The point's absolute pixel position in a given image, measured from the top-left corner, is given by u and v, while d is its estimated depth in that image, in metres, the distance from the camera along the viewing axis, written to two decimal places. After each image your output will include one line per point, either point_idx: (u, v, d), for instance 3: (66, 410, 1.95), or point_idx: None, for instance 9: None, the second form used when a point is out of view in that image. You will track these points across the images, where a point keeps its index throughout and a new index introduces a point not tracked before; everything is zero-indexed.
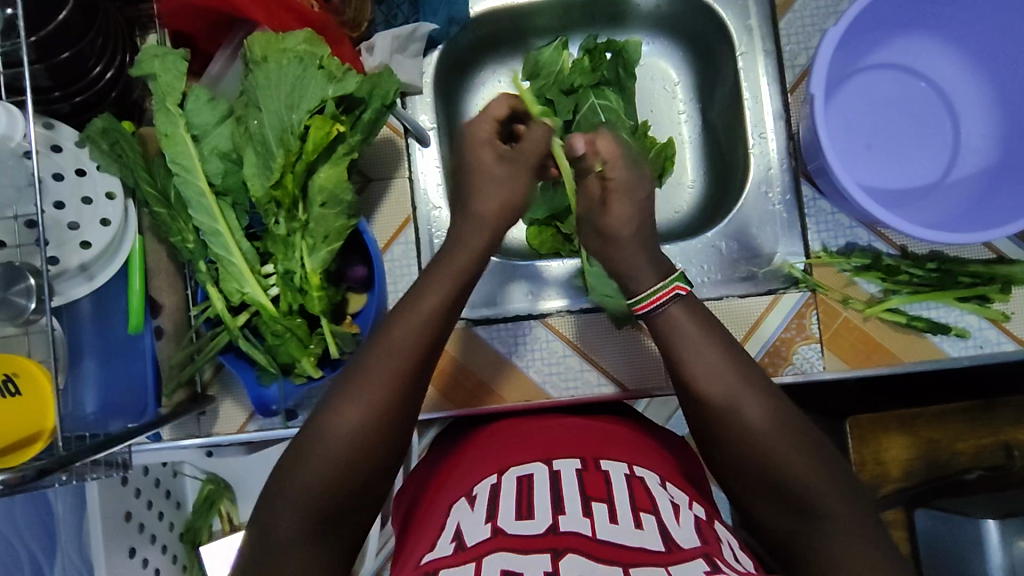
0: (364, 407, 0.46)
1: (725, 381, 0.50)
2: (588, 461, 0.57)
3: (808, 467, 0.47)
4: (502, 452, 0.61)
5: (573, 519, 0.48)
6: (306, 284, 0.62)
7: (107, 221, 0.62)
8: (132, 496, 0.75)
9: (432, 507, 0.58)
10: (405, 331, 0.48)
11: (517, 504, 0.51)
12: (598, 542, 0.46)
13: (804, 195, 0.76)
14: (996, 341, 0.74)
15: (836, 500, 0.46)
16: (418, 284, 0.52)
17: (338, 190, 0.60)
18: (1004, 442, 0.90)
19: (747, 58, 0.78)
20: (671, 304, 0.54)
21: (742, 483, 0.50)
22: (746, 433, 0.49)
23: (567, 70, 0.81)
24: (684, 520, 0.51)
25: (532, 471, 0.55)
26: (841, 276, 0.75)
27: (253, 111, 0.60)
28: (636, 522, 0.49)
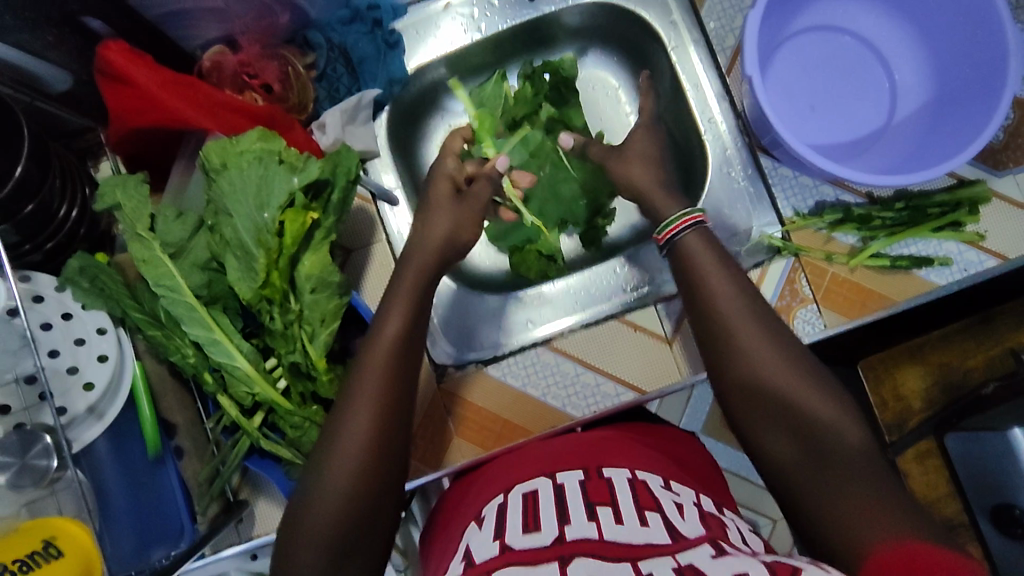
0: (374, 415, 0.51)
1: (722, 300, 0.54)
2: (591, 470, 0.59)
3: (778, 362, 0.51)
4: (506, 475, 0.64)
5: (578, 526, 0.49)
6: (313, 370, 0.63)
7: (104, 357, 0.62)
8: None
9: (448, 534, 0.60)
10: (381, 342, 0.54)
11: (524, 518, 0.52)
12: (605, 543, 0.47)
13: (765, 167, 0.79)
14: (977, 261, 0.76)
15: (807, 396, 0.49)
16: (388, 303, 0.57)
17: (326, 273, 0.61)
18: (1009, 348, 0.94)
19: (679, 51, 0.81)
20: (694, 229, 0.59)
21: (722, 387, 0.53)
22: (748, 355, 0.51)
23: (512, 100, 0.83)
24: (688, 515, 0.52)
25: (537, 487, 0.58)
26: (819, 235, 0.77)
27: (223, 218, 0.60)
28: (642, 520, 0.49)
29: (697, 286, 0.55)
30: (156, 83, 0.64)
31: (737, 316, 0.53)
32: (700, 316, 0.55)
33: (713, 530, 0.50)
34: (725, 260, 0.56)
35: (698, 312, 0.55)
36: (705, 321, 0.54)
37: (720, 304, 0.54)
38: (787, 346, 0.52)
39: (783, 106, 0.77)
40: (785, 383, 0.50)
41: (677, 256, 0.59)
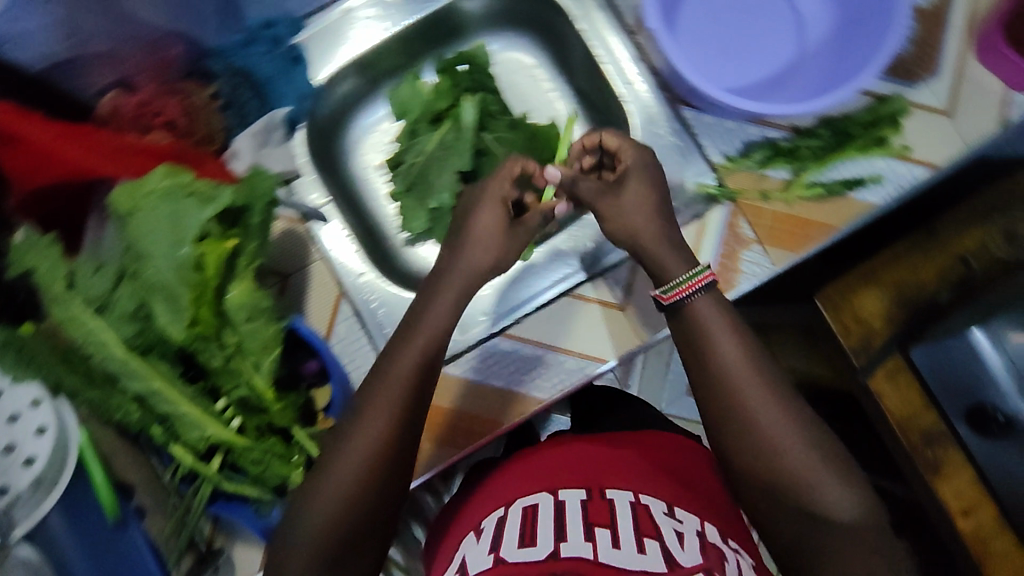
0: (364, 452, 0.56)
1: (727, 359, 0.60)
2: (592, 491, 0.73)
3: (782, 427, 0.58)
4: (513, 488, 0.78)
5: (573, 545, 0.63)
6: (263, 402, 0.61)
7: (43, 428, 0.59)
8: None
9: (456, 531, 0.80)
10: (389, 393, 0.58)
11: (520, 534, 0.66)
12: (600, 565, 0.61)
13: (688, 118, 0.79)
14: (909, 173, 0.77)
15: (812, 468, 0.57)
16: (396, 348, 0.61)
17: (257, 300, 0.59)
18: (958, 254, 0.99)
19: (586, 20, 0.81)
20: (702, 291, 0.63)
21: (720, 436, 0.60)
22: (751, 412, 0.58)
23: (430, 96, 0.85)
24: (687, 544, 0.66)
25: (538, 502, 0.72)
26: (752, 175, 0.77)
27: (142, 262, 0.57)
28: (641, 547, 0.64)
29: (704, 351, 0.61)
30: (50, 139, 0.63)
31: (742, 377, 0.59)
32: (703, 369, 0.61)
33: (708, 559, 0.64)
34: (730, 326, 0.61)
35: (699, 361, 0.61)
36: (699, 366, 0.61)
37: (724, 363, 0.60)
38: (787, 405, 0.59)
39: (694, 56, 0.78)
40: (789, 446, 0.58)
41: (686, 323, 0.63)
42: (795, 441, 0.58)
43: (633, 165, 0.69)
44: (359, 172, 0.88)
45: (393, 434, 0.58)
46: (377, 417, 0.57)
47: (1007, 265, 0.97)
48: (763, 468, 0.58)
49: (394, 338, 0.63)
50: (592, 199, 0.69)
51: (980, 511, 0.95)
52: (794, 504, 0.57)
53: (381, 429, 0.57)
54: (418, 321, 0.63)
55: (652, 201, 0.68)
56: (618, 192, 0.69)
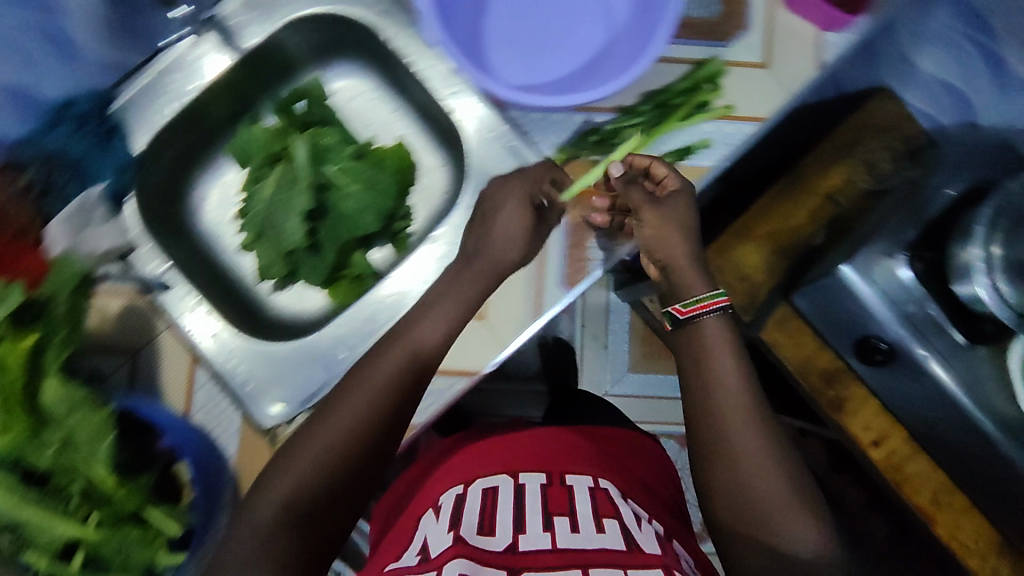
0: (354, 416, 0.63)
1: (722, 379, 0.67)
2: (555, 478, 0.85)
3: (768, 467, 0.64)
4: (474, 467, 0.90)
5: (530, 536, 0.74)
6: (105, 491, 0.60)
7: None
8: None
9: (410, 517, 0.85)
10: (367, 381, 0.64)
11: (479, 520, 0.77)
12: (559, 553, 0.70)
13: (516, 117, 0.81)
14: (735, 131, 0.79)
15: (783, 504, 0.63)
16: (385, 350, 0.66)
17: (73, 391, 0.60)
18: (826, 193, 1.01)
19: (401, 37, 0.80)
20: (716, 313, 0.68)
21: (699, 447, 0.67)
22: (735, 436, 0.65)
23: (265, 138, 0.84)
24: (645, 528, 0.77)
25: (498, 484, 0.84)
26: (585, 162, 0.79)
27: None
28: (599, 526, 0.74)
29: (705, 378, 0.67)
30: None
31: (728, 404, 0.66)
32: (699, 385, 0.67)
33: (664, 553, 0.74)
34: (733, 357, 0.68)
35: (698, 373, 0.68)
36: (694, 379, 0.68)
37: (719, 382, 0.66)
38: (774, 446, 0.65)
39: (509, 58, 0.78)
40: (767, 493, 0.63)
41: (694, 339, 0.68)
42: (760, 472, 0.64)
43: (678, 189, 0.72)
44: (208, 231, 0.87)
45: (368, 425, 0.63)
46: (357, 400, 0.63)
47: (869, 193, 1.00)
48: (743, 493, 0.64)
49: (370, 354, 0.67)
50: (639, 203, 0.71)
51: (892, 438, 1.01)
52: (752, 521, 0.64)
53: (359, 405, 0.63)
54: (410, 330, 0.67)
55: (685, 225, 0.71)
56: (655, 200, 0.71)
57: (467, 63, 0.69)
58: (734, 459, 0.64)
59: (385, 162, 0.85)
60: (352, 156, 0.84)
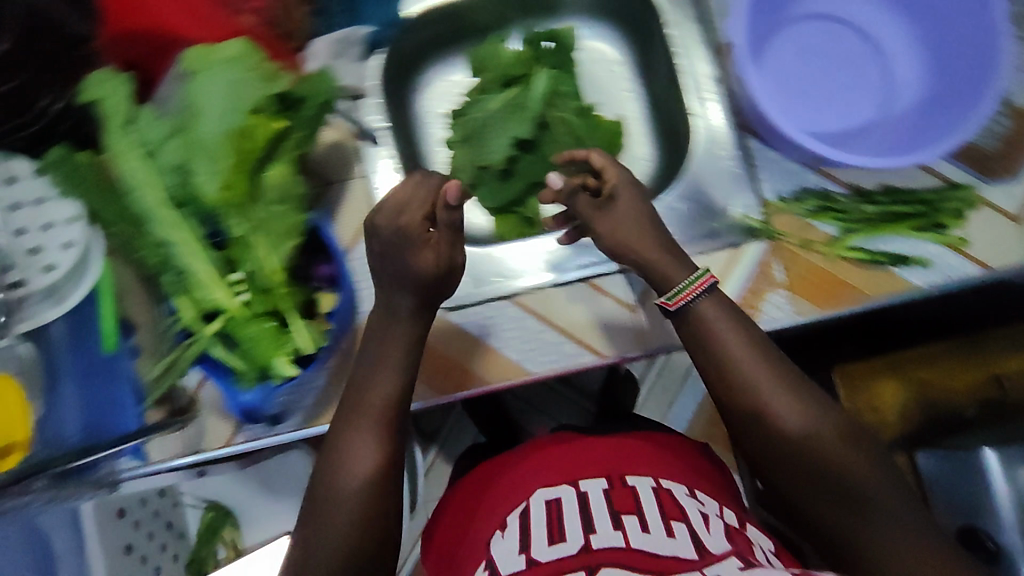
0: (366, 445, 0.62)
1: (740, 358, 0.64)
2: (614, 479, 0.73)
3: (804, 406, 0.63)
4: (527, 484, 0.77)
5: (603, 535, 0.61)
6: (268, 283, 0.64)
7: (68, 243, 0.66)
8: (130, 529, 0.86)
9: (476, 529, 0.75)
10: (376, 403, 0.64)
11: (548, 530, 0.64)
12: (633, 550, 0.59)
13: (752, 148, 0.78)
14: (959, 265, 0.74)
15: (846, 454, 0.60)
16: (376, 376, 0.65)
17: (290, 187, 0.64)
18: (994, 374, 0.91)
19: (681, 27, 0.79)
20: (703, 292, 0.67)
21: (740, 423, 0.65)
22: (772, 406, 0.63)
23: (505, 60, 0.86)
24: (712, 526, 0.65)
25: (561, 494, 0.71)
26: (798, 221, 0.76)
27: (196, 118, 0.61)
28: (669, 531, 0.62)
29: (722, 368, 0.65)
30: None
31: (754, 375, 0.64)
32: (723, 382, 0.65)
33: (736, 545, 0.63)
34: (732, 321, 0.66)
35: (710, 356, 0.65)
36: (711, 363, 0.65)
37: (740, 366, 0.64)
38: (818, 403, 0.63)
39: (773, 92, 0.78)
40: (815, 435, 0.61)
41: (694, 327, 0.66)
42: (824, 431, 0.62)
43: (621, 183, 0.72)
44: (421, 115, 0.91)
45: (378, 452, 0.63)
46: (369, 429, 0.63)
47: None
48: (784, 458, 0.62)
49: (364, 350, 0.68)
50: (588, 214, 0.71)
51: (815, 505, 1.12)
52: (831, 489, 0.60)
53: (374, 441, 0.63)
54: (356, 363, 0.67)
55: (645, 215, 0.71)
56: (604, 208, 0.71)
57: (750, 72, 0.69)
58: (775, 432, 0.62)
59: (601, 127, 0.86)
60: (574, 111, 0.85)
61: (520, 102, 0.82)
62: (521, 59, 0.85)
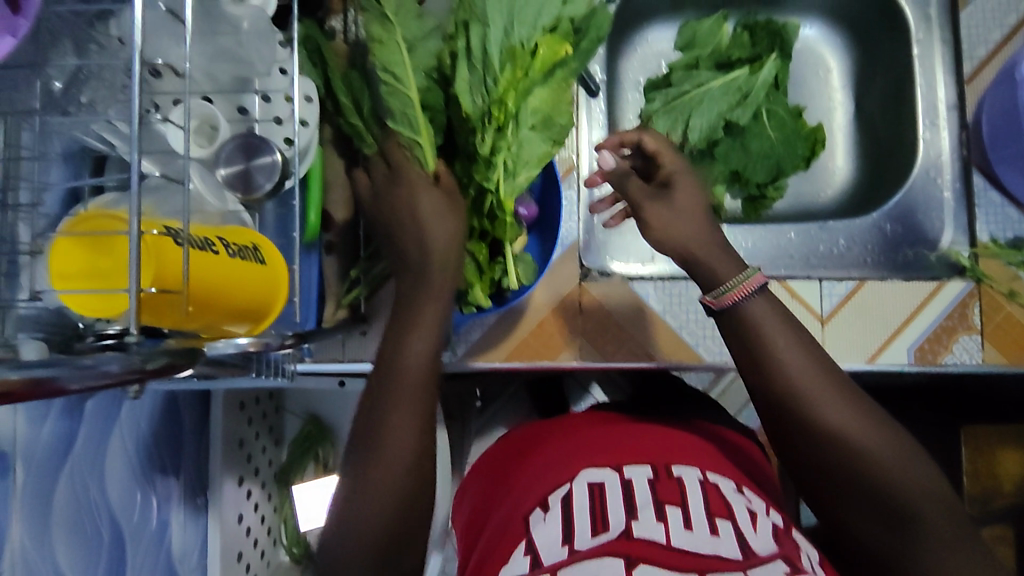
0: (405, 402, 0.51)
1: (789, 361, 0.51)
2: (659, 468, 0.56)
3: (867, 423, 0.49)
4: (549, 472, 0.59)
5: (646, 525, 0.48)
6: (498, 210, 0.62)
7: (303, 122, 0.60)
8: (245, 424, 0.77)
9: (497, 518, 0.58)
10: (414, 357, 0.53)
11: (590, 518, 0.49)
12: (671, 550, 0.45)
13: (976, 185, 0.75)
14: None
15: (911, 479, 0.48)
16: (410, 325, 0.55)
17: (554, 112, 0.60)
18: None
19: (924, 45, 0.78)
20: (758, 292, 0.54)
21: (785, 439, 0.52)
22: (824, 421, 0.50)
23: (725, 45, 0.82)
24: (761, 528, 0.50)
25: (604, 478, 0.55)
26: (1007, 270, 0.73)
27: (472, 24, 0.56)
28: (712, 528, 0.48)
29: (767, 369, 0.52)
30: None
31: (806, 385, 0.51)
32: (768, 394, 0.52)
33: (785, 548, 0.49)
34: (785, 321, 0.53)
35: (754, 359, 0.52)
36: (755, 368, 0.52)
37: (790, 376, 0.51)
38: (879, 419, 0.50)
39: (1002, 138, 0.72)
40: (867, 454, 0.48)
41: (739, 327, 0.53)
42: (889, 447, 0.49)
43: (679, 171, 0.62)
44: (626, 75, 0.87)
45: (422, 402, 0.52)
46: (407, 398, 0.51)
47: None
48: (835, 476, 0.49)
49: (403, 298, 0.57)
50: (638, 201, 0.62)
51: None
52: (886, 518, 0.48)
53: (409, 409, 0.51)
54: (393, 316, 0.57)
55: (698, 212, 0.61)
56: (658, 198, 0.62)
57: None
58: (826, 441, 0.49)
59: (807, 133, 0.80)
60: (787, 109, 0.80)
61: (743, 91, 0.79)
62: (742, 43, 0.81)
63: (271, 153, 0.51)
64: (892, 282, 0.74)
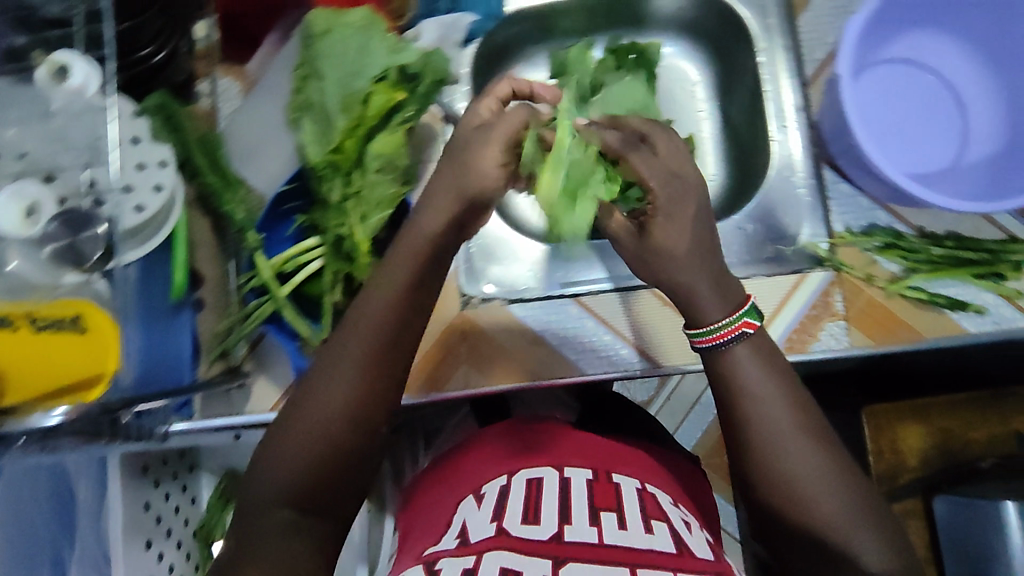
0: (327, 456, 0.52)
1: (760, 405, 0.55)
2: (599, 472, 0.63)
3: (824, 468, 0.53)
4: (503, 458, 0.67)
5: (579, 529, 0.54)
6: (354, 251, 0.63)
7: (159, 187, 0.62)
8: (152, 487, 0.75)
9: (444, 500, 0.65)
10: (332, 417, 0.53)
11: (522, 510, 0.57)
12: (603, 547, 0.53)
13: (826, 179, 0.80)
14: (1012, 317, 0.76)
15: (846, 521, 0.52)
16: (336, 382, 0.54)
17: (395, 155, 0.63)
18: (1015, 431, 0.94)
19: (767, 54, 0.82)
20: (737, 341, 0.55)
21: (747, 475, 0.56)
22: (782, 464, 0.54)
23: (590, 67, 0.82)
24: (693, 533, 0.59)
25: (542, 474, 0.62)
26: (864, 255, 0.77)
27: (314, 78, 0.63)
28: (646, 527, 0.56)
29: (736, 396, 0.55)
30: None
31: (774, 431, 0.54)
32: (735, 430, 0.56)
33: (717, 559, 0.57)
34: (768, 370, 0.56)
35: (726, 400, 0.56)
36: (726, 409, 0.56)
37: (758, 419, 0.54)
38: (838, 466, 0.54)
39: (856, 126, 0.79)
40: (815, 497, 0.53)
41: (718, 370, 0.57)
42: (837, 491, 0.53)
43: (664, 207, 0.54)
44: None
45: (343, 455, 0.53)
46: (328, 452, 0.52)
47: None
48: (784, 511, 0.54)
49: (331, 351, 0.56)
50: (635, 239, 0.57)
51: None
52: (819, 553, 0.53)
53: (324, 459, 0.52)
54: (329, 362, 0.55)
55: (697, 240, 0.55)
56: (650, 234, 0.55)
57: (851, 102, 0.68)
58: (782, 480, 0.54)
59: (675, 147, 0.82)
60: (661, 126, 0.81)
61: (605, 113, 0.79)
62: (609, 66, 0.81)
63: (97, 227, 0.55)
64: (755, 279, 0.77)
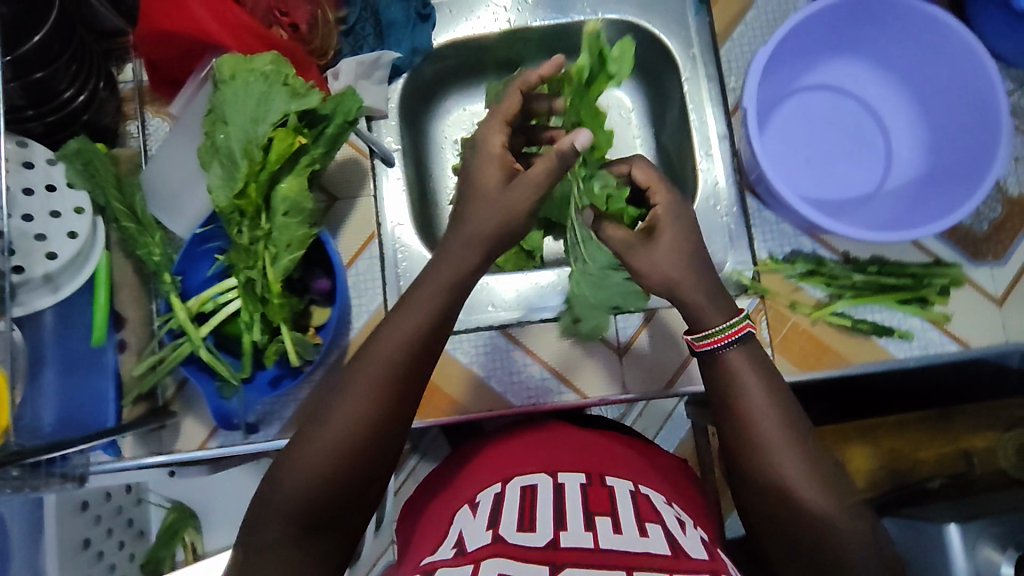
0: (326, 467, 0.45)
1: (765, 420, 0.50)
2: (593, 477, 0.56)
3: (834, 504, 0.47)
4: (501, 467, 0.59)
5: (574, 534, 0.46)
6: (267, 292, 0.65)
7: (73, 234, 0.64)
8: (91, 523, 0.73)
9: (436, 516, 0.57)
10: (336, 425, 0.46)
11: (518, 516, 0.49)
12: (598, 552, 0.44)
13: (750, 207, 0.80)
14: (939, 341, 0.77)
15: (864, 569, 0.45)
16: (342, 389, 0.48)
17: (301, 199, 0.64)
18: (962, 450, 0.72)
19: (692, 83, 0.82)
20: (736, 343, 0.52)
21: (747, 500, 0.50)
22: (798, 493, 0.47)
23: None
24: (689, 532, 0.50)
25: (537, 482, 0.54)
26: (788, 282, 0.78)
27: (219, 126, 0.63)
28: (641, 531, 0.47)
29: (745, 408, 0.50)
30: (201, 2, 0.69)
31: (783, 453, 0.49)
32: (743, 447, 0.50)
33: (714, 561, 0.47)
34: (768, 383, 0.51)
35: (733, 413, 0.51)
36: (730, 426, 0.51)
37: (763, 436, 0.49)
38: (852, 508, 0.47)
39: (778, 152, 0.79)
40: (832, 535, 0.46)
41: (722, 378, 0.52)
42: (853, 533, 0.46)
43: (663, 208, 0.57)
44: (438, 139, 0.89)
45: (347, 469, 0.46)
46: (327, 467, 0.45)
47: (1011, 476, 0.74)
48: (798, 546, 0.47)
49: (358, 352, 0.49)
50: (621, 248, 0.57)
51: None
52: None
53: (324, 473, 0.45)
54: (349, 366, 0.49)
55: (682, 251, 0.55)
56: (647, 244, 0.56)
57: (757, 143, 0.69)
58: (786, 509, 0.47)
59: None
60: None
61: None
62: None
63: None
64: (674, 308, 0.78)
